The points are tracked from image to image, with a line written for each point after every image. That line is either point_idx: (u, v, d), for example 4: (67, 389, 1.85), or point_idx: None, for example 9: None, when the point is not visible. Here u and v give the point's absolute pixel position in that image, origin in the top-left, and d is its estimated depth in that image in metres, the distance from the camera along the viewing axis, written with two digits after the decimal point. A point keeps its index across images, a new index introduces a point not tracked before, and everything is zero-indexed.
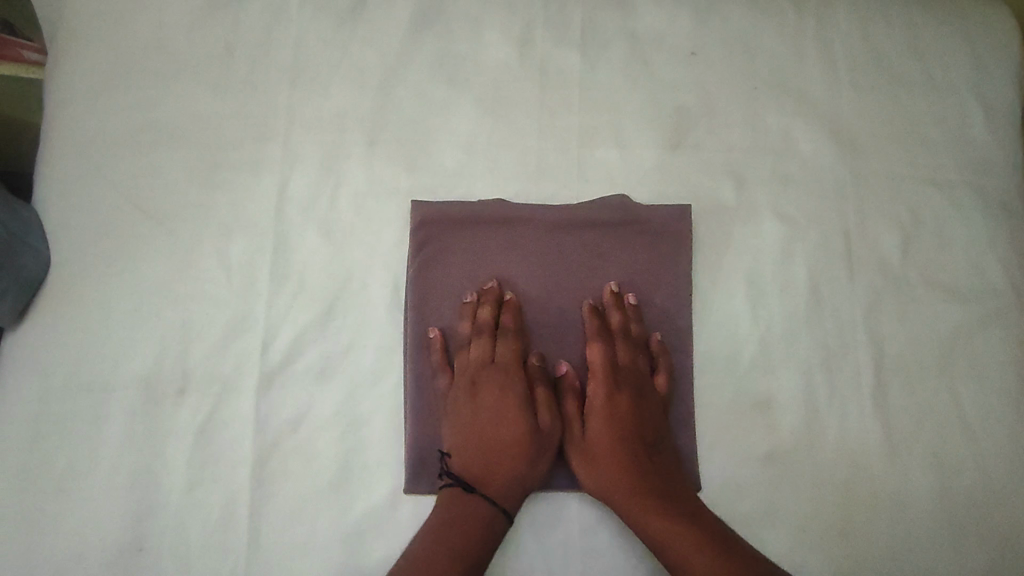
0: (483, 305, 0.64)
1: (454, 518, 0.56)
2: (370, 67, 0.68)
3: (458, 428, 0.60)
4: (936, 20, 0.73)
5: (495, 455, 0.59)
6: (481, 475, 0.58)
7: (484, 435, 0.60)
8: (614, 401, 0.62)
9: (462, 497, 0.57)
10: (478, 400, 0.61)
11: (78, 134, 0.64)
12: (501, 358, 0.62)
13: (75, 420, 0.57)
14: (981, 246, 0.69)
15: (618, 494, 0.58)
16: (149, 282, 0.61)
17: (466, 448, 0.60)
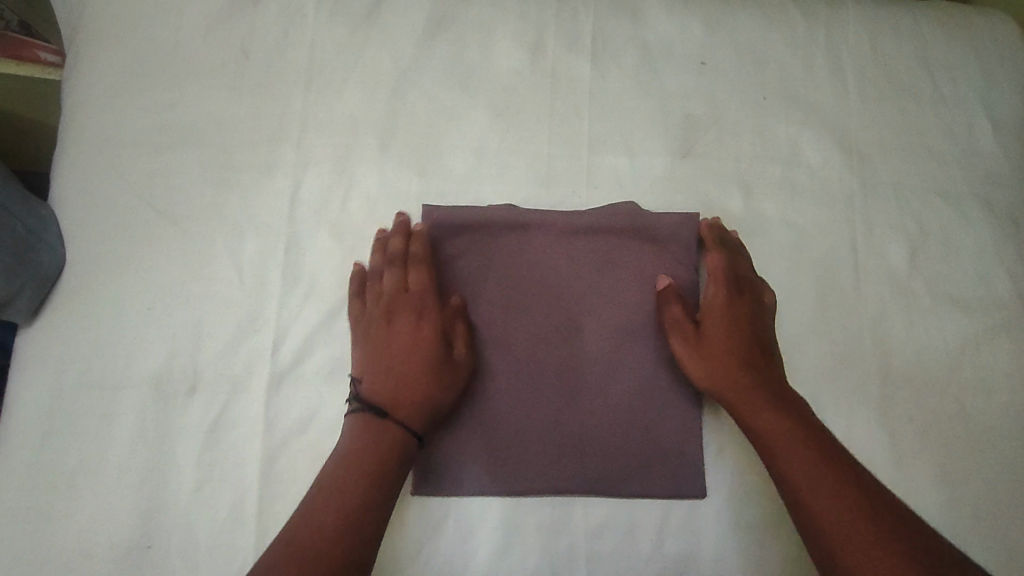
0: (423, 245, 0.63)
1: (367, 445, 0.56)
2: (383, 71, 0.69)
3: (381, 357, 0.60)
4: (943, 35, 0.74)
5: (410, 379, 0.58)
6: (391, 399, 0.58)
7: (396, 360, 0.59)
8: (731, 331, 0.62)
9: (374, 425, 0.56)
10: (393, 329, 0.60)
11: (95, 136, 0.65)
12: (415, 287, 0.61)
13: (90, 417, 0.59)
14: (986, 257, 0.69)
15: (758, 423, 0.58)
16: (163, 282, 0.62)
17: (381, 374, 0.59)
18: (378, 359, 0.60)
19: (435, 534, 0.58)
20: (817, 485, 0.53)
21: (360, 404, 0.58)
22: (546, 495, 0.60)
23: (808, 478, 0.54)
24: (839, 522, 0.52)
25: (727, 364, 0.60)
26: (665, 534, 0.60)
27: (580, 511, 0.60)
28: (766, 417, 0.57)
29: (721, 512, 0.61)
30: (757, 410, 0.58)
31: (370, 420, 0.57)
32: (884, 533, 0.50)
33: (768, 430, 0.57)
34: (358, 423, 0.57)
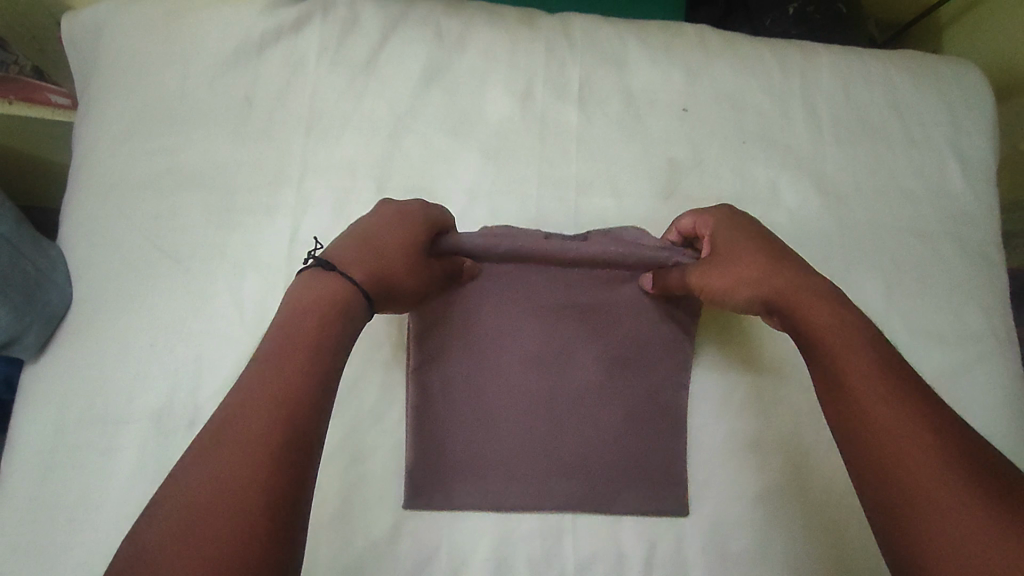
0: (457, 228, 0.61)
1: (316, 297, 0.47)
2: (380, 118, 0.72)
3: (358, 238, 0.53)
4: (913, 81, 0.78)
5: (377, 258, 0.52)
6: (346, 262, 0.51)
7: (374, 247, 0.53)
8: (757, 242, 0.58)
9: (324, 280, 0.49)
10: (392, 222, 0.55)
11: (103, 181, 0.68)
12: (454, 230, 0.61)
13: (91, 451, 0.61)
14: (959, 294, 0.72)
15: (810, 322, 0.51)
16: (165, 319, 0.64)
17: (352, 257, 0.51)
18: (356, 244, 0.52)
19: (428, 569, 0.59)
20: (875, 392, 0.45)
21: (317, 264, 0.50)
22: (537, 529, 0.61)
23: (859, 385, 0.46)
24: (898, 427, 0.43)
25: (758, 264, 0.56)
26: (652, 566, 0.62)
27: (569, 545, 0.62)
28: (816, 314, 0.51)
29: (707, 545, 0.63)
30: (800, 307, 0.53)
31: (322, 277, 0.49)
32: (950, 442, 0.42)
33: (812, 322, 0.51)
34: (312, 280, 0.49)
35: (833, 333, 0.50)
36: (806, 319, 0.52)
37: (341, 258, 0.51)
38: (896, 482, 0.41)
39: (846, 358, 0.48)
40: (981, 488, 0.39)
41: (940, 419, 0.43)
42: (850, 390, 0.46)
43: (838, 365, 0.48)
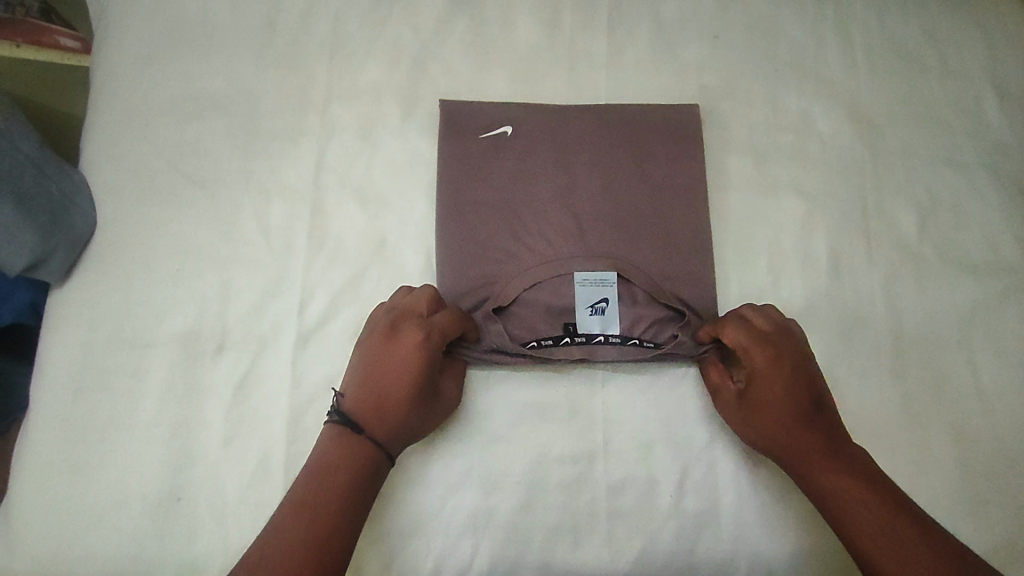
0: (432, 297, 0.60)
1: (337, 462, 0.53)
2: (405, 44, 0.70)
3: (368, 372, 0.57)
4: (948, 11, 0.76)
5: (389, 383, 0.56)
6: (370, 418, 0.55)
7: (383, 372, 0.56)
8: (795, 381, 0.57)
9: (345, 438, 0.54)
10: (393, 347, 0.57)
11: (123, 105, 0.67)
12: (438, 317, 0.58)
13: (118, 374, 0.60)
14: (995, 224, 0.71)
15: (820, 477, 0.55)
16: (191, 245, 0.64)
17: (367, 392, 0.56)
18: (370, 374, 0.56)
19: (458, 491, 0.59)
20: (866, 513, 0.52)
21: (339, 417, 0.55)
22: (568, 455, 0.61)
23: (853, 504, 0.53)
24: (892, 553, 0.50)
25: (781, 427, 0.57)
26: (685, 491, 0.61)
27: (599, 471, 0.61)
28: (835, 485, 0.54)
29: (740, 471, 0.62)
30: (816, 466, 0.56)
31: (347, 433, 0.54)
32: (925, 545, 0.50)
33: (828, 489, 0.55)
34: (332, 437, 0.54)
35: (844, 485, 0.54)
36: (816, 476, 0.56)
37: (357, 407, 0.55)
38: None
39: (848, 511, 0.53)
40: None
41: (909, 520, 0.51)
42: (846, 514, 0.53)
43: (834, 493, 0.54)
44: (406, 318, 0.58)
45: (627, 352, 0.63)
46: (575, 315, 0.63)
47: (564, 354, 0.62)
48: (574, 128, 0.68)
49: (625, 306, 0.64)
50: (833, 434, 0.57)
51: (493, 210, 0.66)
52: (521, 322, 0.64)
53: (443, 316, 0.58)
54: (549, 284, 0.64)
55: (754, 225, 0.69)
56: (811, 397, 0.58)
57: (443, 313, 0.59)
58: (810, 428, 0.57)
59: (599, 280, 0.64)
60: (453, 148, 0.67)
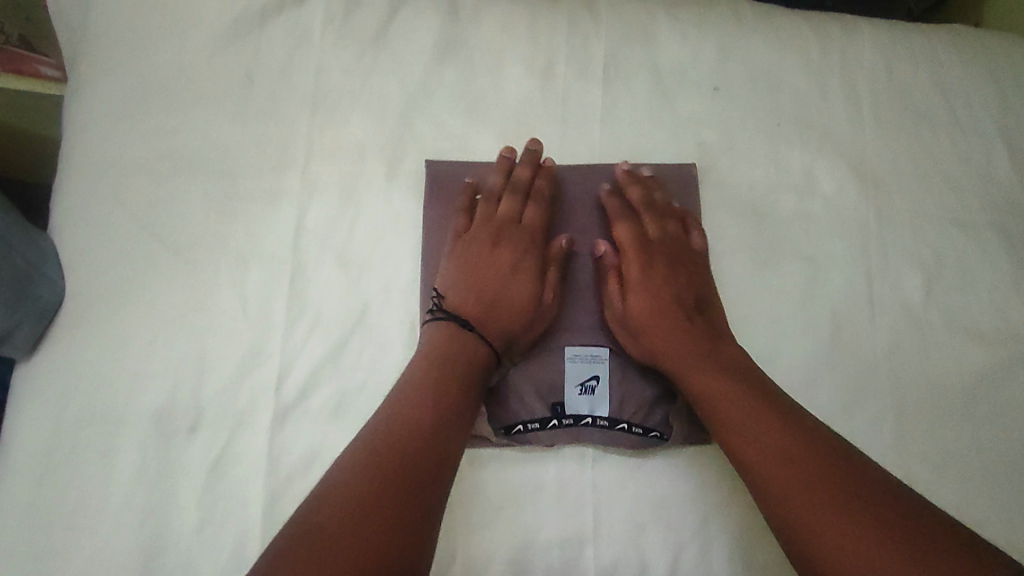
0: (522, 166, 0.66)
1: (443, 356, 0.58)
2: (390, 97, 0.67)
3: (467, 270, 0.64)
4: (961, 59, 0.73)
5: (496, 287, 0.64)
6: (479, 319, 0.62)
7: (486, 275, 0.64)
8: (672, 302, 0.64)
9: (459, 333, 0.60)
10: (497, 252, 0.65)
11: (95, 163, 0.64)
12: (529, 220, 0.66)
13: (88, 453, 0.58)
14: (1005, 288, 0.68)
15: (700, 385, 0.59)
16: (165, 314, 0.61)
17: (466, 288, 0.63)
18: (472, 273, 0.64)
19: None
20: (770, 450, 0.53)
21: (445, 314, 0.61)
22: (556, 537, 0.58)
23: (761, 438, 0.54)
24: (800, 494, 0.50)
25: (666, 334, 0.62)
26: None
27: (588, 555, 0.58)
28: (730, 410, 0.56)
29: (733, 555, 0.59)
30: (690, 372, 0.60)
31: (453, 328, 0.60)
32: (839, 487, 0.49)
33: (720, 410, 0.57)
34: (443, 330, 0.60)
35: (726, 402, 0.56)
36: (720, 408, 0.57)
37: (460, 305, 0.62)
38: (802, 529, 0.49)
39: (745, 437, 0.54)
40: (882, 533, 0.46)
41: (821, 458, 0.51)
42: (754, 456, 0.54)
43: (735, 418, 0.55)
44: (507, 231, 0.66)
45: (614, 437, 0.62)
46: (564, 393, 0.63)
47: (551, 438, 0.61)
48: (569, 191, 0.68)
49: (614, 382, 0.64)
50: (717, 337, 0.61)
51: (480, 271, 0.64)
52: (508, 404, 0.62)
53: (532, 212, 0.66)
54: (538, 362, 0.64)
55: (750, 291, 0.67)
56: (686, 298, 0.64)
57: (534, 208, 0.66)
58: (689, 328, 0.62)
59: (590, 357, 0.64)
60: (438, 216, 0.66)
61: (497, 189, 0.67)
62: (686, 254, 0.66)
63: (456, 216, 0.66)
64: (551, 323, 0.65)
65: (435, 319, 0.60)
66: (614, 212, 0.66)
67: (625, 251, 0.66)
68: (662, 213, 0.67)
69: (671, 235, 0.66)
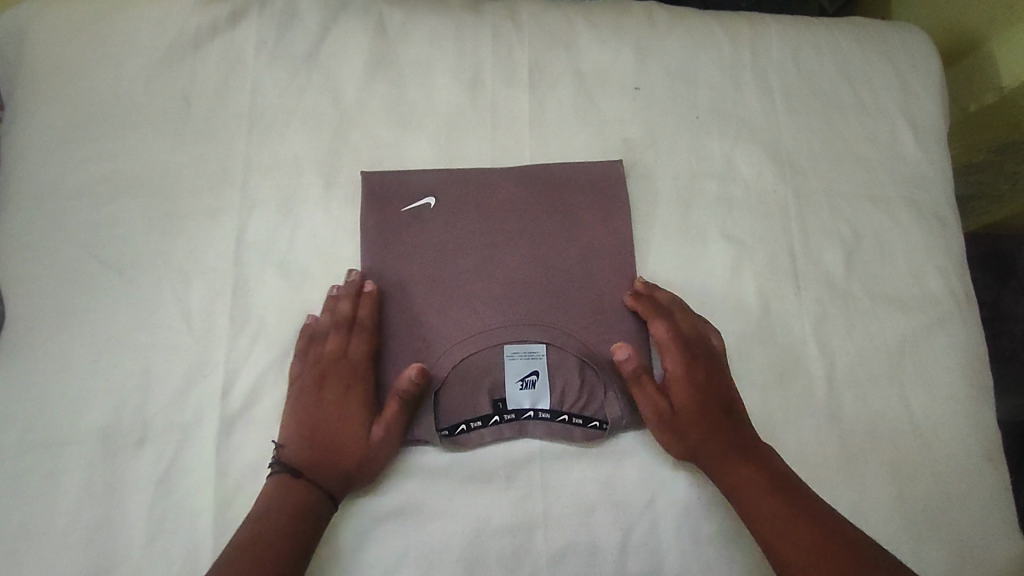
0: (342, 300, 0.63)
1: (281, 503, 0.56)
2: (324, 112, 0.70)
3: (303, 415, 0.60)
4: (863, 48, 0.78)
5: (334, 430, 0.60)
6: (312, 464, 0.58)
7: (317, 423, 0.60)
8: (692, 394, 0.62)
9: (290, 482, 0.57)
10: (324, 394, 0.61)
11: (33, 191, 0.65)
12: (355, 356, 0.62)
13: (31, 476, 0.57)
14: (919, 256, 0.72)
15: (730, 484, 0.59)
16: (108, 333, 0.61)
17: (298, 434, 0.60)
18: (304, 416, 0.60)
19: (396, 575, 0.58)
20: (798, 543, 0.54)
21: (279, 467, 0.58)
22: (508, 526, 0.59)
23: (783, 535, 0.55)
24: None
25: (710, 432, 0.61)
26: (627, 553, 0.60)
27: (540, 540, 0.59)
28: (761, 505, 0.57)
29: (682, 528, 0.61)
30: (721, 459, 0.60)
31: (286, 478, 0.57)
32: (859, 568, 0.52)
33: (750, 502, 0.57)
34: (277, 484, 0.57)
35: (755, 496, 0.57)
36: (745, 498, 0.58)
37: (296, 451, 0.59)
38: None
39: (776, 535, 0.55)
40: None
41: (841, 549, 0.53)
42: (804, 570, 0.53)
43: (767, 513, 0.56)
44: (331, 372, 0.61)
45: (557, 429, 0.62)
46: (505, 389, 0.62)
47: (494, 435, 0.62)
48: (497, 196, 0.69)
49: (557, 376, 0.63)
50: (743, 433, 0.61)
51: (331, 376, 0.61)
52: (451, 401, 0.62)
53: (358, 345, 0.62)
54: (481, 359, 0.63)
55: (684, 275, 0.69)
56: (717, 396, 0.63)
57: (356, 337, 0.62)
58: (717, 420, 0.61)
59: (529, 353, 0.63)
60: (321, 321, 0.63)
61: (325, 325, 0.63)
62: (713, 350, 0.65)
63: (376, 219, 0.67)
64: (488, 331, 0.64)
65: (273, 472, 0.58)
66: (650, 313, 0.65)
67: (666, 347, 0.64)
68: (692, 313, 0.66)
69: (703, 333, 0.65)
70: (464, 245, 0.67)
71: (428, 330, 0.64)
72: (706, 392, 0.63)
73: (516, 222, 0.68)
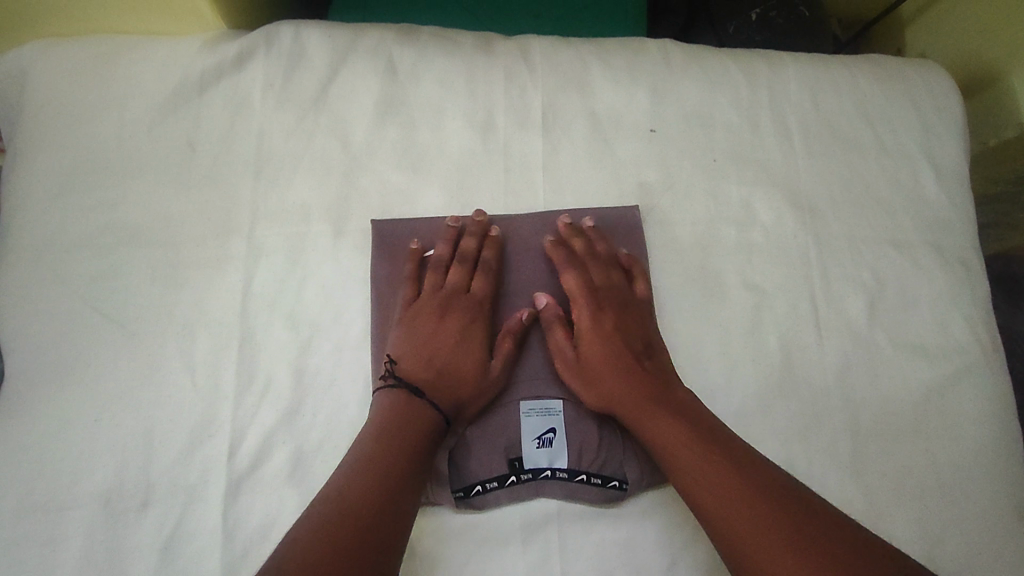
0: (467, 237, 0.67)
1: (398, 421, 0.57)
2: (333, 157, 0.68)
3: (421, 338, 0.63)
4: (883, 87, 0.76)
5: (449, 358, 0.63)
6: (430, 386, 0.61)
7: (435, 347, 0.63)
8: (605, 346, 0.64)
9: (407, 401, 0.59)
10: (444, 322, 0.64)
11: (33, 243, 0.63)
12: (475, 291, 0.66)
13: (30, 543, 0.55)
14: (943, 303, 0.70)
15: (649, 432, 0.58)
16: (110, 390, 0.59)
17: (415, 356, 0.62)
18: (420, 342, 0.63)
19: None
20: (718, 491, 0.53)
21: (396, 380, 0.60)
22: None
23: (706, 477, 0.54)
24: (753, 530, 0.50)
25: (619, 380, 0.61)
26: None
27: None
28: (676, 446, 0.56)
29: None
30: (636, 410, 0.60)
31: (403, 394, 0.59)
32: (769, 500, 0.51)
33: (662, 446, 0.57)
34: (390, 400, 0.59)
35: (671, 437, 0.57)
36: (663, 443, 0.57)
37: (409, 370, 0.61)
38: (733, 539, 0.51)
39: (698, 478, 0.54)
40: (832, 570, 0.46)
41: (761, 489, 0.52)
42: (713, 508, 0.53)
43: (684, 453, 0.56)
44: (456, 300, 0.65)
45: (575, 489, 0.60)
46: (521, 448, 0.61)
47: (510, 496, 0.60)
48: (509, 249, 0.69)
49: (574, 435, 0.62)
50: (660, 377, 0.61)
51: (450, 305, 0.65)
52: (466, 460, 0.61)
53: (479, 282, 0.66)
54: (498, 416, 0.62)
55: (703, 324, 0.68)
56: (632, 341, 0.64)
57: (480, 278, 0.66)
58: (636, 368, 0.62)
59: (545, 410, 0.63)
60: (443, 251, 0.67)
61: (444, 259, 0.67)
62: (627, 296, 0.66)
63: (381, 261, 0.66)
64: (504, 387, 0.64)
65: (386, 387, 0.59)
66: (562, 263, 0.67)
67: (576, 299, 0.66)
68: (604, 263, 0.68)
69: (616, 282, 0.67)
70: (480, 295, 0.67)
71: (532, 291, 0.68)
72: (619, 339, 0.64)
73: (528, 277, 0.68)
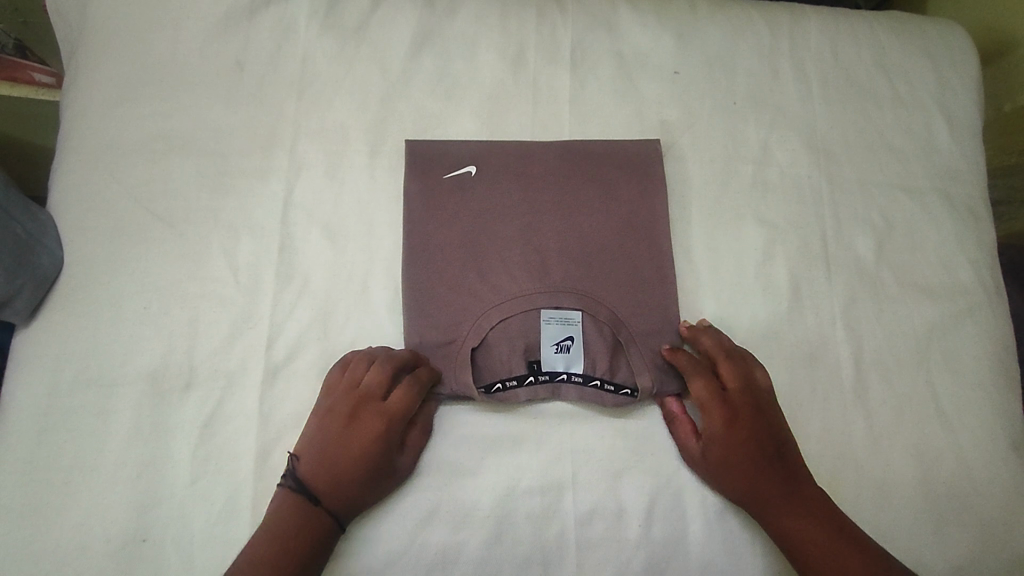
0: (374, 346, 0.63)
1: (296, 520, 0.56)
2: (372, 83, 0.72)
3: (332, 438, 0.59)
4: (901, 41, 0.79)
5: (345, 469, 0.58)
6: (327, 497, 0.57)
7: (336, 454, 0.59)
8: (732, 446, 0.61)
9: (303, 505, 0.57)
10: (352, 429, 0.59)
11: (92, 144, 0.67)
12: (390, 402, 0.60)
13: (83, 412, 0.60)
14: (949, 247, 0.73)
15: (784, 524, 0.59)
16: (159, 281, 0.64)
17: (318, 459, 0.59)
18: (327, 442, 0.59)
19: (428, 526, 0.59)
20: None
21: (296, 483, 0.58)
22: (537, 486, 0.61)
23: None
24: None
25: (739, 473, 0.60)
26: (652, 519, 0.61)
27: (568, 500, 0.61)
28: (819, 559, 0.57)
29: (708, 498, 0.62)
30: (772, 508, 0.59)
31: (301, 499, 0.57)
32: None
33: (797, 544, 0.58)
34: (291, 501, 0.57)
35: (814, 549, 0.57)
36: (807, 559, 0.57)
37: (310, 472, 0.58)
38: None
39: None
40: None
41: None
42: None
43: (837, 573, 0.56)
44: (368, 405, 0.60)
45: (589, 392, 0.64)
46: (540, 351, 0.64)
47: (529, 394, 0.63)
48: (537, 167, 0.70)
49: (591, 342, 0.65)
50: (794, 480, 0.60)
51: (367, 410, 0.60)
52: (488, 359, 0.64)
53: (397, 392, 0.60)
54: (517, 321, 0.65)
55: (716, 253, 0.70)
56: (763, 443, 0.61)
57: (398, 388, 0.60)
58: (763, 466, 0.60)
59: (564, 319, 0.65)
60: (368, 352, 0.63)
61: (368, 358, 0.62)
62: (766, 404, 0.63)
63: (406, 173, 0.69)
64: (525, 296, 0.65)
65: (286, 486, 0.58)
66: (694, 369, 0.64)
67: (705, 401, 0.63)
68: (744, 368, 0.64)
69: (753, 388, 0.63)
70: (507, 212, 0.69)
71: (465, 315, 0.65)
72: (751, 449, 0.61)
73: (556, 191, 0.70)
